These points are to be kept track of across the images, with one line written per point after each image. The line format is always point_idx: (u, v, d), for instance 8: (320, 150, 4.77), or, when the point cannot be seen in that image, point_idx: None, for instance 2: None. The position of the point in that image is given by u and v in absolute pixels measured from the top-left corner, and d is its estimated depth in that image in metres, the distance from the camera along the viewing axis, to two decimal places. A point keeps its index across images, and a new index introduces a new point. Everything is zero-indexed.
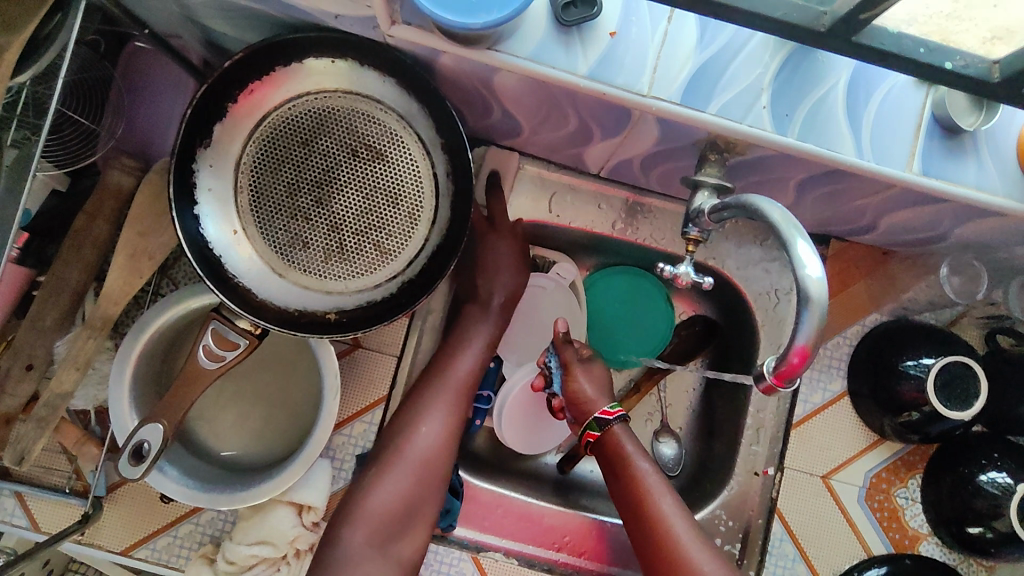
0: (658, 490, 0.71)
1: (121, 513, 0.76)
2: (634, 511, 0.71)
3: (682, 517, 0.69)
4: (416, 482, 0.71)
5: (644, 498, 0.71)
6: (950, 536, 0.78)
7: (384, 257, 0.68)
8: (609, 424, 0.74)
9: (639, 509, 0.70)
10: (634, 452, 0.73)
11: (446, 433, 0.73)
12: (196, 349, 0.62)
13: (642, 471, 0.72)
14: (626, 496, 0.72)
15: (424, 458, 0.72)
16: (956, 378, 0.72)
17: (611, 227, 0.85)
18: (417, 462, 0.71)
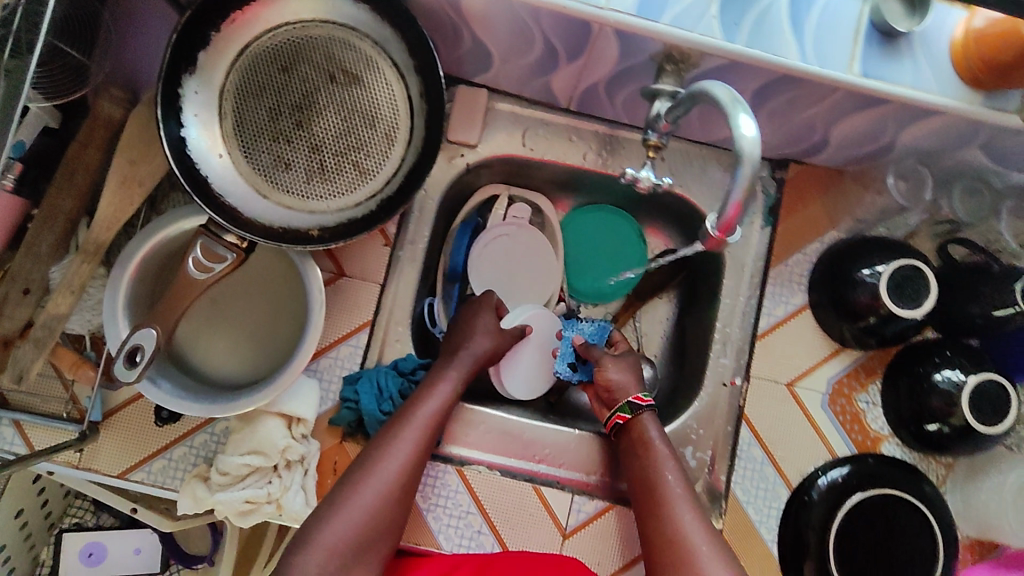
0: (670, 472, 0.72)
1: (117, 438, 0.79)
2: (645, 490, 0.72)
3: (690, 502, 0.69)
4: (421, 450, 0.71)
5: (657, 476, 0.72)
6: (911, 436, 0.84)
7: (363, 177, 0.72)
8: (640, 413, 0.78)
9: (649, 488, 0.71)
10: (657, 439, 0.76)
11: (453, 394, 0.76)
12: (186, 260, 0.65)
13: (660, 455, 0.74)
14: (639, 476, 0.73)
15: (427, 423, 0.73)
16: (907, 280, 0.77)
17: (582, 159, 0.88)
18: (421, 429, 0.72)
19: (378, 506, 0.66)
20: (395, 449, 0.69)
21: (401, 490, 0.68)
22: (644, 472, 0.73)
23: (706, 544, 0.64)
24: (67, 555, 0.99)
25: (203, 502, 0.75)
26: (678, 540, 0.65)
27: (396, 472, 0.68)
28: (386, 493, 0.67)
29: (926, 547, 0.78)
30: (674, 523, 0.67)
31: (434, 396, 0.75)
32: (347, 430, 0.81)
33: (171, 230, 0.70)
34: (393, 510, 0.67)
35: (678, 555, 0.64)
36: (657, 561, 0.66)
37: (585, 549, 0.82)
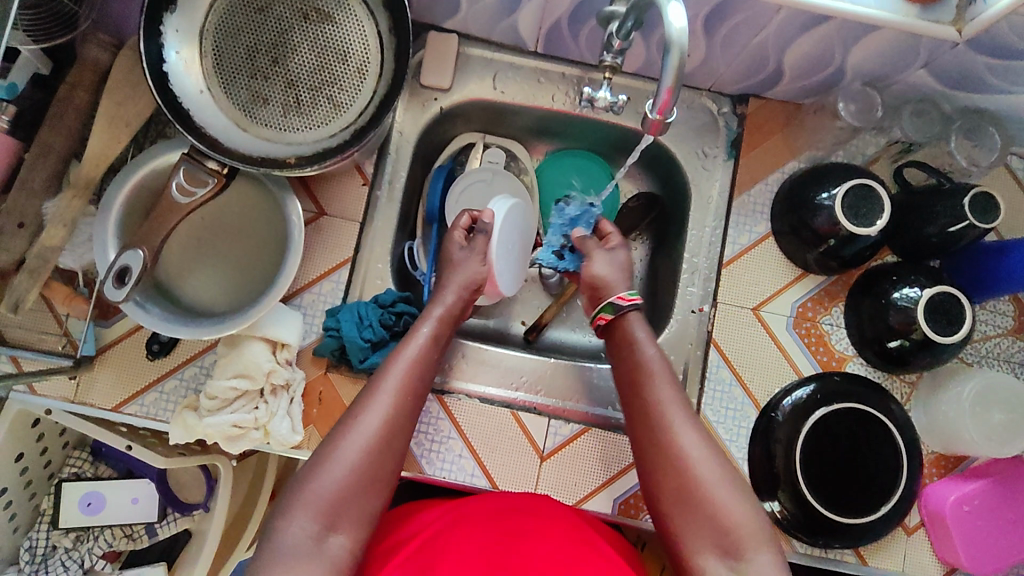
0: (660, 371, 0.72)
1: (109, 372, 0.82)
2: (636, 388, 0.72)
3: (677, 401, 0.70)
4: (405, 394, 0.72)
5: (648, 375, 0.72)
6: (874, 355, 0.87)
7: (337, 109, 0.76)
8: (626, 312, 0.78)
9: (640, 387, 0.72)
10: (644, 338, 0.76)
11: (437, 336, 0.78)
12: (169, 184, 0.70)
13: (651, 354, 0.74)
14: (629, 374, 0.74)
15: (409, 366, 0.74)
16: (862, 199, 0.80)
17: (552, 100, 0.93)
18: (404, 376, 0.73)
19: (368, 453, 0.67)
20: (378, 399, 0.70)
21: (389, 434, 0.69)
22: (635, 371, 0.73)
23: (700, 444, 0.67)
24: (67, 504, 1.00)
25: (194, 429, 0.78)
26: (673, 441, 0.67)
27: (383, 414, 0.69)
28: (374, 441, 0.68)
29: (891, 460, 0.82)
30: (667, 424, 0.68)
31: (413, 342, 0.76)
32: (332, 360, 0.84)
33: (155, 164, 0.76)
34: (385, 457, 0.68)
35: (673, 455, 0.66)
36: (650, 458, 0.68)
37: (562, 470, 0.85)
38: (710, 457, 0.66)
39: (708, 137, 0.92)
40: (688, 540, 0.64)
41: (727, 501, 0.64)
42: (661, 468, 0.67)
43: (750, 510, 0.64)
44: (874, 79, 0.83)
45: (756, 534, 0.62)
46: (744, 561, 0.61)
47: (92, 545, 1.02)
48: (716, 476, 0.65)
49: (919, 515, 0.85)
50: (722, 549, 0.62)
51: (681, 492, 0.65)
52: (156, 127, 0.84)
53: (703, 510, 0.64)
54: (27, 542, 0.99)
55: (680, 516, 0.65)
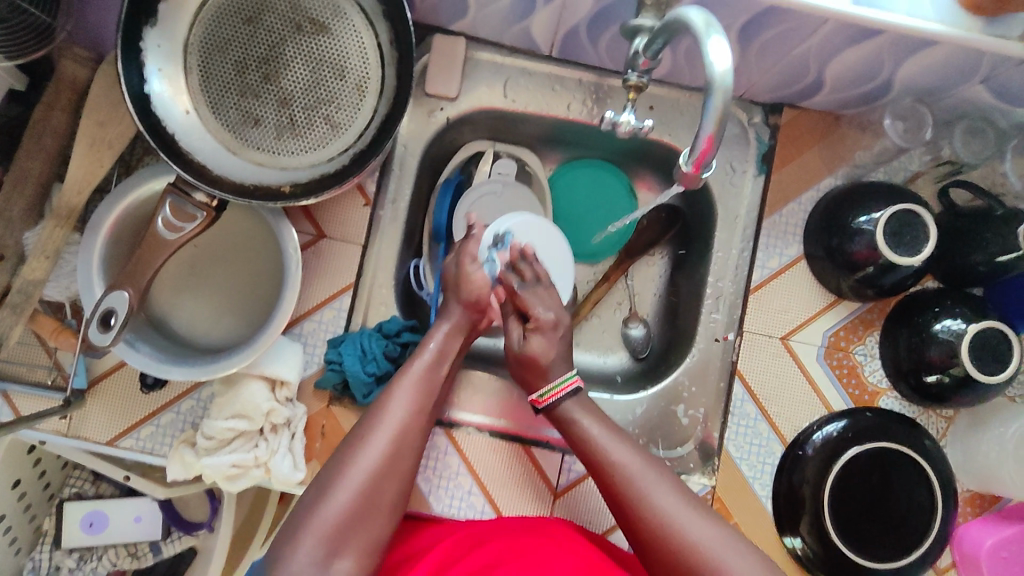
0: (613, 447, 0.68)
1: (101, 406, 0.78)
2: (596, 473, 0.69)
3: (648, 466, 0.67)
4: (414, 412, 0.69)
5: (600, 456, 0.68)
6: (909, 389, 0.81)
7: (335, 130, 0.70)
8: (560, 400, 0.73)
9: (598, 469, 0.68)
10: (582, 414, 0.72)
11: (432, 379, 0.72)
12: (155, 219, 0.64)
13: (599, 434, 0.70)
14: (584, 459, 0.70)
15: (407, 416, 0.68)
16: (905, 226, 0.74)
17: (567, 109, 0.86)
18: (412, 398, 0.70)
19: (372, 477, 0.64)
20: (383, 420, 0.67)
21: (394, 456, 0.66)
22: (587, 455, 0.70)
23: (680, 513, 0.64)
24: (69, 523, 0.98)
25: (192, 466, 0.74)
26: (652, 522, 0.64)
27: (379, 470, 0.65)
28: (378, 465, 0.65)
29: (924, 501, 0.78)
30: (634, 500, 0.65)
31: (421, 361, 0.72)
32: (335, 393, 0.80)
33: (142, 191, 0.70)
34: (388, 481, 0.65)
35: (654, 535, 0.63)
36: (635, 541, 0.65)
37: (576, 506, 0.81)
38: (693, 520, 0.63)
39: (737, 151, 0.84)
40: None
41: (721, 560, 0.61)
42: (647, 550, 0.64)
43: (749, 563, 0.61)
44: (924, 94, 0.76)
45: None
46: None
47: (96, 565, 1.00)
48: (706, 539, 0.62)
49: (951, 556, 0.81)
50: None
51: (676, 567, 0.62)
52: (143, 143, 0.78)
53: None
54: (30, 562, 0.97)
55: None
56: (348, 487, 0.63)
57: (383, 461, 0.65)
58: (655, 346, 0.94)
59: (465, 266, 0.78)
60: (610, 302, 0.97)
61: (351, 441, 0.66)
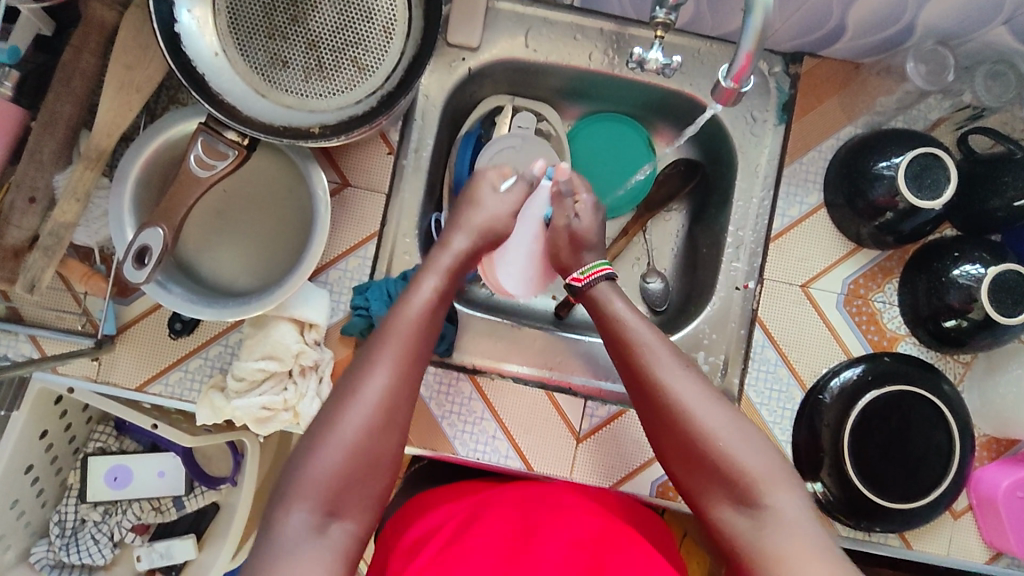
0: (640, 332, 0.70)
1: (130, 352, 0.79)
2: (620, 354, 0.71)
3: (672, 352, 0.69)
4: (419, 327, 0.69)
5: (626, 336, 0.71)
6: (927, 334, 0.82)
7: (362, 73, 0.70)
8: (597, 281, 0.76)
9: (623, 351, 0.71)
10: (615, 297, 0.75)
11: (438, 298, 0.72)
12: (187, 156, 0.65)
13: (629, 317, 0.72)
14: (610, 340, 0.73)
15: (411, 333, 0.68)
16: (926, 169, 0.74)
17: (588, 60, 0.86)
18: (406, 336, 0.67)
19: (367, 431, 0.63)
20: (377, 361, 0.66)
21: (393, 400, 0.65)
22: (613, 337, 0.72)
23: (696, 398, 0.66)
24: (94, 478, 0.99)
25: (221, 410, 0.75)
26: (669, 405, 0.66)
27: (385, 387, 0.65)
28: (377, 411, 0.64)
29: (943, 444, 0.79)
30: (653, 381, 0.67)
31: (414, 304, 0.70)
32: (361, 339, 0.80)
33: (172, 133, 0.71)
34: (390, 426, 0.65)
35: (669, 415, 0.66)
36: (651, 423, 0.68)
37: (599, 450, 0.82)
38: (711, 408, 0.65)
39: (758, 101, 0.85)
40: (707, 491, 0.65)
41: (732, 449, 0.64)
42: (660, 431, 0.67)
43: (760, 455, 0.64)
44: (947, 37, 0.77)
45: (771, 478, 0.62)
46: (761, 507, 0.61)
47: (120, 519, 1.02)
48: (720, 428, 0.64)
49: (967, 499, 0.83)
50: (738, 499, 0.63)
51: (686, 448, 0.65)
52: (170, 91, 0.78)
53: (714, 463, 0.64)
54: (56, 515, 0.99)
55: (691, 472, 0.65)
56: (341, 443, 0.62)
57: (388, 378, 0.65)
58: (674, 299, 0.95)
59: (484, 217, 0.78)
60: (628, 257, 0.97)
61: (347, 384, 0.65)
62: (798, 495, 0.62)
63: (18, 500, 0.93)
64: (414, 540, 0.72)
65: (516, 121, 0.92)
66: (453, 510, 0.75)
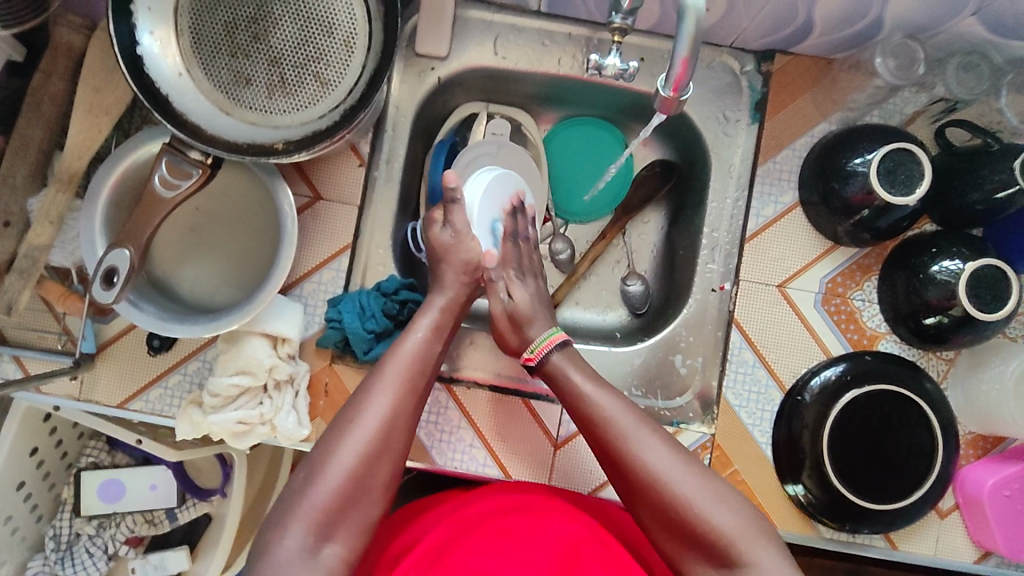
0: (606, 406, 0.69)
1: (111, 369, 0.80)
2: (587, 430, 0.70)
3: (636, 421, 0.68)
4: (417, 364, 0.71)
5: (593, 412, 0.69)
6: (908, 332, 0.81)
7: (325, 87, 0.70)
8: (549, 353, 0.75)
9: (589, 423, 0.69)
10: (573, 368, 0.73)
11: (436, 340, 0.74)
12: (152, 177, 0.66)
13: (592, 392, 0.70)
14: (573, 414, 0.71)
15: (404, 371, 0.69)
16: (899, 165, 0.73)
17: (557, 65, 0.86)
18: (404, 371, 0.69)
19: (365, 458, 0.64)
20: (380, 385, 0.68)
21: (390, 428, 0.66)
22: (579, 413, 0.70)
23: (663, 466, 0.65)
24: (87, 493, 1.01)
25: (200, 426, 0.76)
26: (639, 477, 0.65)
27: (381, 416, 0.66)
28: (373, 444, 0.65)
29: (924, 443, 0.78)
30: (621, 454, 0.66)
31: (411, 349, 0.72)
32: (336, 351, 0.81)
33: (139, 153, 0.72)
34: (387, 456, 0.65)
35: (640, 488, 0.65)
36: (623, 493, 0.67)
37: (576, 457, 0.82)
38: (682, 475, 0.64)
39: (730, 101, 0.85)
40: (688, 558, 0.63)
41: (709, 513, 0.62)
42: (636, 506, 0.66)
43: (736, 514, 0.63)
44: (917, 30, 0.75)
45: (747, 534, 0.61)
46: (741, 565, 0.61)
47: (115, 532, 1.03)
48: (694, 494, 0.63)
49: (954, 498, 0.82)
50: (719, 561, 0.62)
51: (660, 517, 0.64)
52: (142, 111, 0.79)
53: (691, 531, 0.63)
54: (51, 530, 1.01)
55: (668, 540, 0.64)
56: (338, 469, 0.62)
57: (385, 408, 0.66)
58: (654, 301, 0.95)
59: (455, 238, 0.80)
60: (608, 261, 0.97)
61: (346, 416, 0.66)
62: (776, 548, 0.61)
63: (12, 516, 0.94)
64: (398, 552, 0.72)
65: (489, 130, 0.93)
66: (435, 518, 0.75)
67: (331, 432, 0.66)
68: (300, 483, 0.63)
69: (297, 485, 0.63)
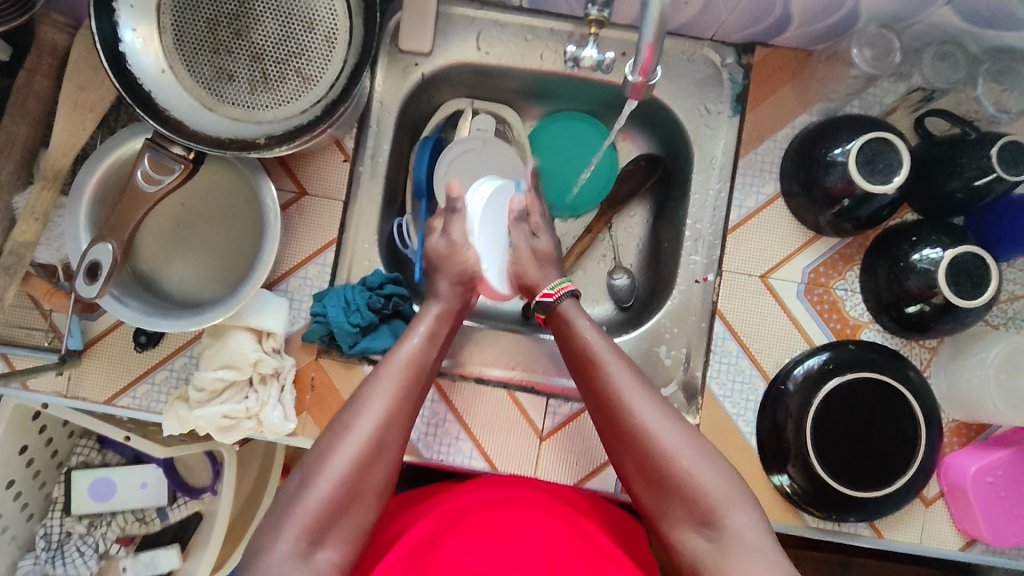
0: (605, 353, 0.70)
1: (98, 365, 0.81)
2: (584, 374, 0.71)
3: (631, 373, 0.69)
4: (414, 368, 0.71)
5: (594, 360, 0.70)
6: (891, 321, 0.81)
7: (307, 83, 0.71)
8: (558, 300, 0.77)
9: (586, 372, 0.71)
10: (581, 319, 0.75)
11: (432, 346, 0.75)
12: (134, 172, 0.67)
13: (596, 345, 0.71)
14: (575, 361, 0.73)
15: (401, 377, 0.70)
16: (878, 154, 0.74)
17: (540, 60, 0.87)
18: (400, 374, 0.70)
19: (359, 462, 0.64)
20: (377, 390, 0.68)
21: (385, 434, 0.67)
22: (580, 359, 0.72)
23: (653, 416, 0.65)
24: (77, 492, 1.01)
25: (186, 421, 0.76)
26: (628, 425, 0.66)
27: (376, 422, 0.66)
28: (369, 443, 0.65)
29: (908, 431, 0.78)
30: (615, 405, 0.67)
31: (407, 351, 0.72)
32: (322, 346, 0.81)
33: (123, 150, 0.73)
34: (381, 456, 0.66)
35: (628, 435, 0.66)
36: (612, 442, 0.68)
37: (562, 449, 0.82)
38: (670, 428, 0.65)
39: (711, 93, 0.86)
40: (670, 515, 0.63)
41: (691, 471, 0.63)
42: (623, 452, 0.67)
43: (719, 475, 0.63)
44: (893, 20, 0.76)
45: (728, 498, 0.61)
46: (718, 526, 0.61)
47: (105, 530, 1.04)
48: (679, 450, 0.64)
49: (939, 486, 0.82)
50: (699, 521, 0.62)
51: (646, 466, 0.64)
52: (127, 109, 0.80)
53: (672, 484, 0.63)
54: (41, 529, 1.00)
55: (651, 491, 0.65)
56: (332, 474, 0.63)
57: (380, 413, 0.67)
58: (640, 294, 0.95)
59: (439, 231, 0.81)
60: (594, 254, 0.98)
61: (341, 421, 0.66)
62: (757, 515, 0.61)
63: (2, 514, 0.95)
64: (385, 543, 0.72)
65: (474, 126, 0.94)
66: (423, 509, 0.75)
67: (324, 438, 0.66)
68: (295, 485, 0.63)
69: (293, 487, 0.63)
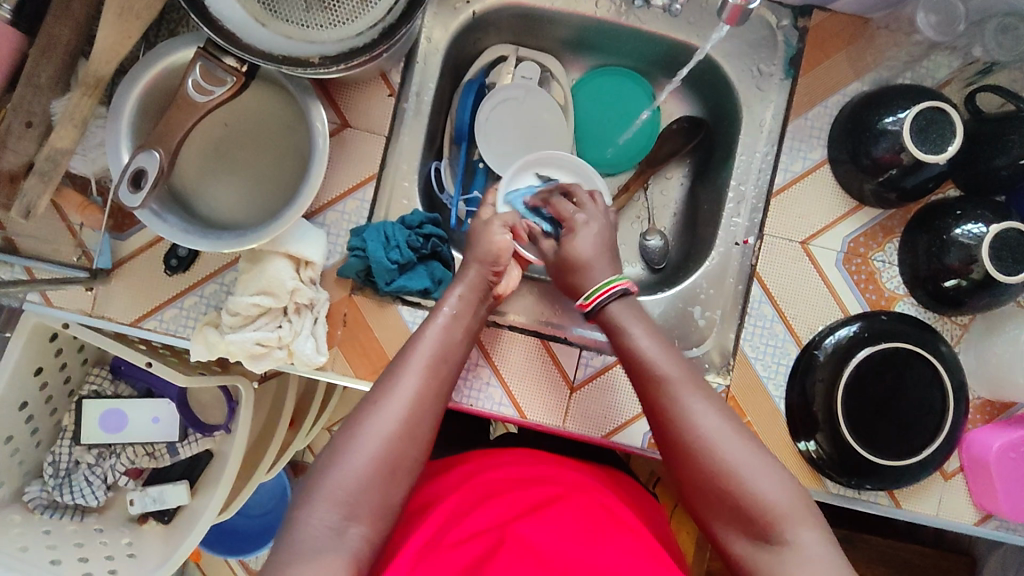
0: (664, 362, 0.67)
1: (125, 285, 0.79)
2: (640, 385, 0.68)
3: (695, 387, 0.66)
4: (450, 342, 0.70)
5: (652, 370, 0.67)
6: (926, 295, 0.82)
7: (364, 4, 0.68)
8: (606, 303, 0.72)
9: (643, 382, 0.68)
10: (636, 327, 0.70)
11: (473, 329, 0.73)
12: (185, 80, 0.65)
13: (656, 357, 0.68)
14: (629, 368, 0.70)
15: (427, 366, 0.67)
16: (933, 123, 0.73)
17: (594, 7, 0.86)
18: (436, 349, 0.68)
19: (407, 418, 0.63)
20: (408, 373, 0.66)
21: (424, 405, 0.65)
22: (637, 369, 0.69)
23: (717, 432, 0.63)
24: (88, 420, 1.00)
25: (215, 346, 0.75)
26: (688, 438, 0.63)
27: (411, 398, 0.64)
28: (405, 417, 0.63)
29: (935, 401, 0.78)
30: (674, 417, 0.64)
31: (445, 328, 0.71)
32: (357, 283, 0.80)
33: (174, 59, 0.70)
34: (423, 427, 0.64)
35: (686, 450, 0.63)
36: (668, 457, 0.65)
37: (593, 399, 0.82)
38: (732, 444, 0.62)
39: (764, 55, 0.85)
40: (727, 532, 0.61)
41: (755, 486, 0.60)
42: (680, 468, 0.64)
43: (783, 490, 0.61)
44: None
45: (794, 514, 0.59)
46: (780, 546, 0.58)
47: (115, 462, 1.02)
48: (742, 465, 0.61)
49: (959, 461, 0.83)
50: (759, 537, 0.60)
51: (707, 482, 0.62)
52: (169, 24, 0.78)
53: (735, 501, 0.61)
54: (50, 456, 0.99)
55: (711, 506, 0.62)
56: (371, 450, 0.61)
57: (410, 395, 0.64)
58: (673, 258, 0.95)
59: None
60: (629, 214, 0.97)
61: (374, 396, 0.64)
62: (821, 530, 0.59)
63: (13, 437, 0.93)
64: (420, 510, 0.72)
65: (518, 72, 0.93)
66: (458, 482, 0.76)
67: (365, 399, 0.65)
68: (340, 442, 0.62)
69: (337, 442, 0.62)
